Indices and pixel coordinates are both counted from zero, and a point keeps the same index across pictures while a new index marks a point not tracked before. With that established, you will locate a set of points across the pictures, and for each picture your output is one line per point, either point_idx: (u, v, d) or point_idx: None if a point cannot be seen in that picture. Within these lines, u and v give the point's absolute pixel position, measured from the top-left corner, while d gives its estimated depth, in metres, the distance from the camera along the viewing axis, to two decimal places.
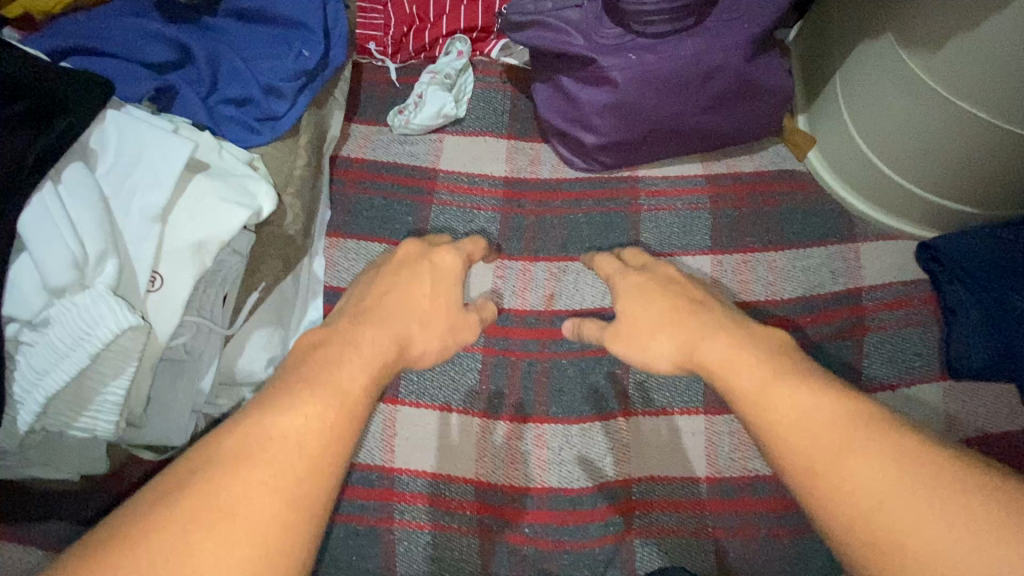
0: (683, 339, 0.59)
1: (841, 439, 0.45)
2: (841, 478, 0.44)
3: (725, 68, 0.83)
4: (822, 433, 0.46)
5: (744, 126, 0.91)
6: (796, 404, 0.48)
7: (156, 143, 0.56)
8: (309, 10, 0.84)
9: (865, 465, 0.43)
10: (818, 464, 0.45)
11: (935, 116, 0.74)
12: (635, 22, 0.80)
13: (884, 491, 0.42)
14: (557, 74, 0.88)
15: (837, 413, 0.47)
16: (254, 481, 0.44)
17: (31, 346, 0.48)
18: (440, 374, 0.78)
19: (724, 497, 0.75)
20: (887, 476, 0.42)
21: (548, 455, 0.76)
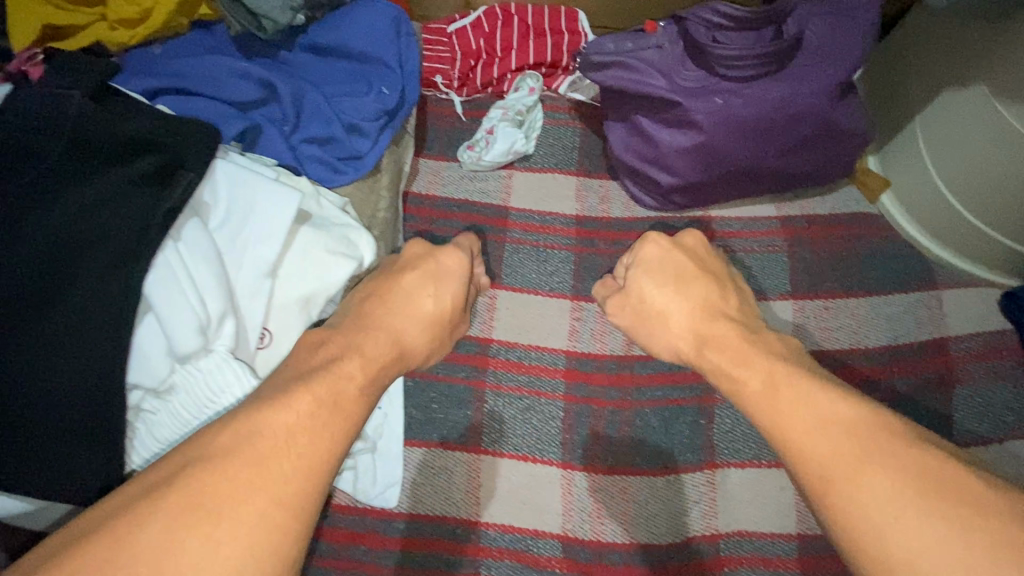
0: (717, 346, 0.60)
1: (856, 451, 0.45)
2: (854, 491, 0.43)
3: (811, 113, 0.83)
4: (840, 444, 0.46)
5: (820, 169, 0.89)
6: (805, 420, 0.48)
7: (268, 198, 0.54)
8: (385, 46, 0.84)
9: (880, 481, 0.43)
10: (835, 472, 0.45)
11: (988, 150, 0.76)
12: (720, 66, 0.80)
13: (892, 505, 0.41)
14: (634, 114, 0.87)
15: (855, 434, 0.45)
16: (240, 478, 0.41)
17: (154, 414, 0.49)
18: (523, 422, 0.76)
19: (815, 556, 0.73)
20: (901, 490, 0.42)
21: (634, 510, 0.74)
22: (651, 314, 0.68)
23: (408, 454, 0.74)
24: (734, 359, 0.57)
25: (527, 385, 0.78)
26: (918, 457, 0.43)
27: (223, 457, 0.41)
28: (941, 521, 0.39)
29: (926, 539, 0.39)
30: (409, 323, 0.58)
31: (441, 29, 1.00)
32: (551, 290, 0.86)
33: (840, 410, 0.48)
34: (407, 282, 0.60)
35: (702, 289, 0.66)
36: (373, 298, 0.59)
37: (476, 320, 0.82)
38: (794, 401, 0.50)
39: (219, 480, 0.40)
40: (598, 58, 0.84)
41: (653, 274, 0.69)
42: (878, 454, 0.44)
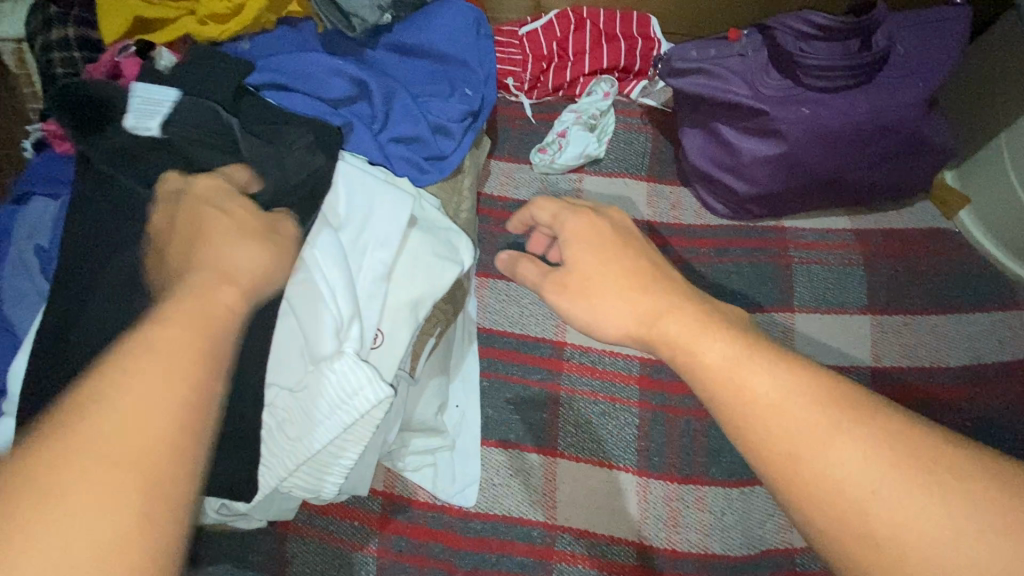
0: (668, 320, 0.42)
1: (820, 421, 0.32)
2: (822, 467, 0.31)
3: (898, 126, 0.82)
4: (804, 415, 0.33)
5: (896, 183, 0.88)
6: (759, 399, 0.34)
7: (391, 206, 0.60)
8: (468, 48, 0.85)
9: (854, 452, 0.31)
10: (803, 448, 0.32)
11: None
12: (805, 75, 0.80)
13: (875, 478, 0.30)
14: (714, 121, 0.87)
15: (824, 401, 0.33)
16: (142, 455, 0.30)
17: (288, 413, 0.53)
18: (598, 427, 0.76)
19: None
20: (879, 461, 0.31)
21: (710, 520, 0.73)
22: (604, 292, 0.44)
23: (484, 453, 0.73)
24: (691, 333, 0.39)
25: (601, 390, 0.78)
26: (887, 420, 0.32)
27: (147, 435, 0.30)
28: (942, 506, 0.29)
29: (913, 513, 0.29)
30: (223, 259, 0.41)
31: (513, 31, 1.00)
32: None
33: (796, 404, 0.33)
34: (216, 224, 0.43)
35: (666, 271, 0.45)
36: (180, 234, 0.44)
37: (549, 322, 0.82)
38: (723, 370, 0.36)
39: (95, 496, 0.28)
40: (680, 64, 0.85)
41: (596, 248, 0.47)
42: (856, 420, 0.32)
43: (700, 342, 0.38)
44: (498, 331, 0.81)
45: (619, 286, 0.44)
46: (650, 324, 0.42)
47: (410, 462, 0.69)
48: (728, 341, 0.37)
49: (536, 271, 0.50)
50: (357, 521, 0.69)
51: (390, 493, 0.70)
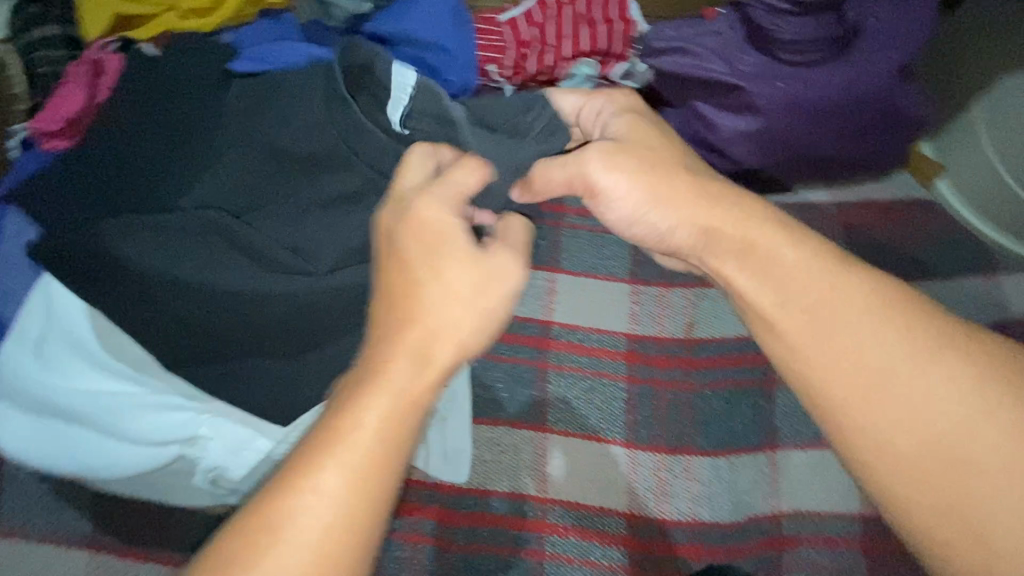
0: (706, 230, 0.56)
1: (872, 339, 0.51)
2: (901, 381, 0.49)
3: (873, 97, 0.83)
4: (889, 345, 0.50)
5: (873, 154, 0.90)
6: (833, 289, 0.52)
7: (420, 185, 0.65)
8: (448, 34, 0.87)
9: (923, 378, 0.49)
10: (870, 361, 0.50)
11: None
12: (781, 50, 0.83)
13: (913, 384, 0.49)
14: (693, 99, 0.88)
15: (896, 329, 0.51)
16: (330, 497, 0.41)
17: None
18: (587, 402, 0.77)
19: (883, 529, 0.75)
20: (934, 385, 0.48)
21: (699, 489, 0.75)
22: (660, 193, 0.57)
23: (475, 431, 0.74)
24: (732, 252, 0.55)
25: (589, 366, 0.79)
26: (969, 352, 0.49)
27: (329, 462, 0.42)
28: (917, 407, 0.49)
29: (925, 411, 0.49)
30: (421, 335, 0.46)
31: (492, 19, 1.01)
32: (608, 275, 0.85)
33: (865, 294, 0.52)
34: (428, 291, 0.47)
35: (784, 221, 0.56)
36: (395, 264, 0.49)
37: (537, 302, 0.82)
38: (796, 263, 0.53)
39: (306, 520, 0.41)
40: (659, 43, 0.88)
41: (627, 152, 0.58)
42: (939, 351, 0.49)
43: (763, 234, 0.54)
44: None
45: (681, 190, 0.56)
46: (721, 219, 0.55)
47: None
48: (816, 270, 0.53)
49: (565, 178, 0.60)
50: None
51: None
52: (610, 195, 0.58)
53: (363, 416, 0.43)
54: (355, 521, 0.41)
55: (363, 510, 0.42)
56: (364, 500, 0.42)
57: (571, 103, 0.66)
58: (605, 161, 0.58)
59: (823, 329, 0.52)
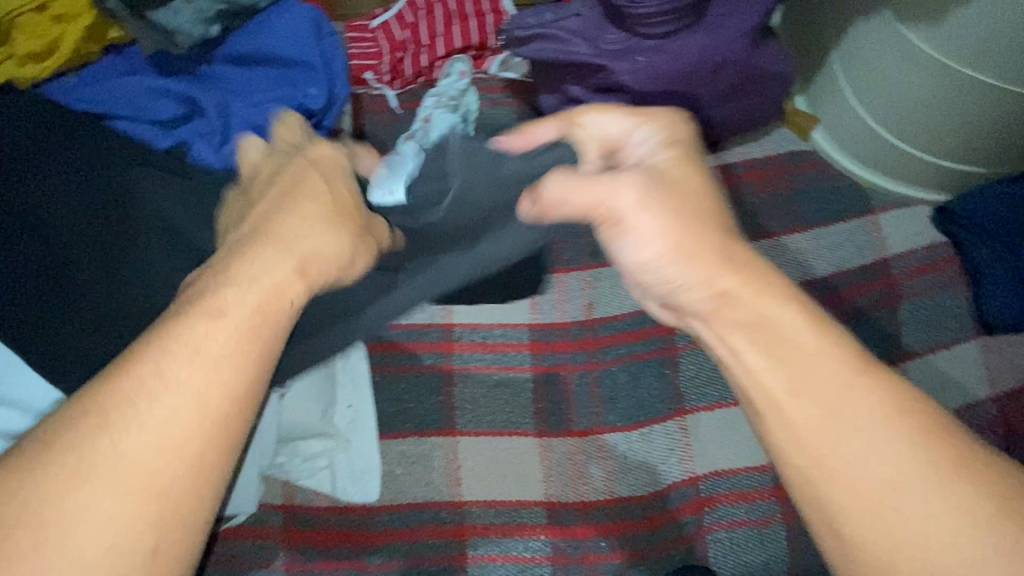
0: (721, 284, 0.44)
1: (900, 465, 0.38)
2: (921, 520, 0.37)
3: (733, 60, 0.85)
4: (918, 467, 0.38)
5: (742, 115, 0.93)
6: (843, 396, 0.40)
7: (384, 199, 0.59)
8: (307, 46, 0.84)
9: (955, 531, 0.36)
10: (888, 476, 0.38)
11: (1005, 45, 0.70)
12: (637, 24, 0.82)
13: (945, 535, 0.36)
14: (564, 84, 0.89)
15: (930, 456, 0.38)
16: (182, 381, 0.39)
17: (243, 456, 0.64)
18: (493, 399, 0.76)
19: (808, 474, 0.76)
20: (969, 542, 0.36)
21: (613, 465, 0.75)
22: (684, 242, 0.45)
23: (383, 447, 0.73)
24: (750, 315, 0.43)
25: (494, 362, 0.78)
26: None
27: (182, 344, 0.40)
28: (945, 559, 0.36)
29: (954, 570, 0.36)
30: (252, 295, 0.43)
31: (365, 25, 1.02)
32: None
33: (874, 394, 0.40)
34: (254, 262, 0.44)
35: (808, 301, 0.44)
36: (278, 188, 0.50)
37: (434, 306, 0.80)
38: (813, 353, 0.42)
39: (155, 403, 0.38)
40: (521, 32, 0.86)
41: (664, 195, 0.47)
42: (988, 503, 0.36)
43: (781, 309, 0.43)
44: (385, 324, 0.78)
45: (713, 240, 0.45)
46: (736, 281, 0.44)
47: (302, 470, 0.70)
48: (841, 360, 0.41)
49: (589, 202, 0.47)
50: (261, 538, 0.69)
51: (291, 505, 0.70)
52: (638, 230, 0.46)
53: (137, 423, 0.38)
54: (211, 413, 0.39)
55: (220, 405, 0.40)
56: (221, 391, 0.40)
57: (615, 127, 0.53)
58: (643, 197, 0.46)
59: (840, 433, 0.40)
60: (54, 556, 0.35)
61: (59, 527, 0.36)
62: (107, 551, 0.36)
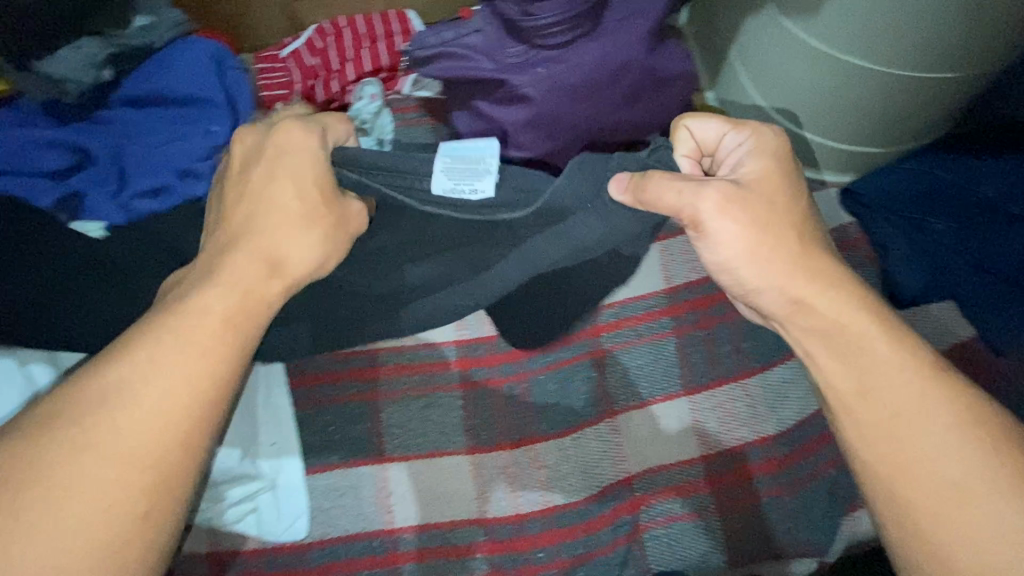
0: (803, 302, 0.55)
1: (953, 454, 0.51)
2: (970, 506, 0.50)
3: (631, 64, 0.86)
4: (962, 459, 0.51)
5: (654, 116, 0.95)
6: (922, 406, 0.53)
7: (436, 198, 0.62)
8: (205, 83, 0.82)
9: (989, 512, 0.49)
10: (941, 465, 0.51)
11: (870, 33, 0.74)
12: (536, 37, 0.82)
13: (988, 513, 0.49)
14: (472, 100, 0.90)
15: (974, 450, 0.51)
16: (172, 367, 0.51)
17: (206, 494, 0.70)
18: (421, 421, 0.76)
19: (828, 430, 0.79)
20: (1002, 522, 0.49)
21: (547, 475, 0.76)
22: (763, 252, 0.55)
23: (310, 482, 0.72)
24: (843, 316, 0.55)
25: (421, 384, 0.77)
26: None
27: (172, 337, 0.52)
28: (983, 530, 0.49)
29: (990, 537, 0.49)
30: (250, 282, 0.56)
31: (275, 55, 1.01)
32: None
33: (913, 373, 0.54)
34: (235, 265, 0.56)
35: (883, 315, 0.56)
36: (247, 195, 0.58)
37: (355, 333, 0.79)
38: (886, 359, 0.54)
39: (147, 385, 0.50)
40: (420, 52, 0.89)
41: (747, 202, 0.54)
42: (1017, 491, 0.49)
43: (850, 317, 0.55)
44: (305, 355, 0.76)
45: (783, 257, 0.55)
46: (818, 293, 0.55)
47: (229, 513, 0.69)
48: (913, 372, 0.54)
49: (671, 194, 0.54)
50: None
51: (216, 552, 0.69)
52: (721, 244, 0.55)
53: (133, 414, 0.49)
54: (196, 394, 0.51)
55: (205, 388, 0.51)
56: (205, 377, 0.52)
57: (712, 132, 0.60)
58: (721, 202, 0.54)
59: (904, 433, 0.53)
60: (63, 507, 0.45)
61: (61, 499, 0.46)
62: (106, 499, 0.47)
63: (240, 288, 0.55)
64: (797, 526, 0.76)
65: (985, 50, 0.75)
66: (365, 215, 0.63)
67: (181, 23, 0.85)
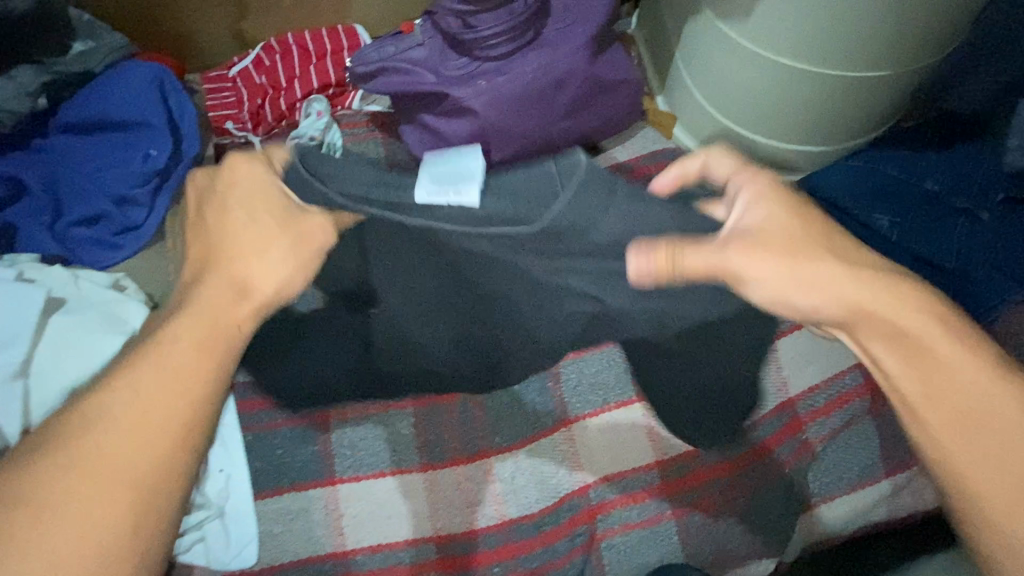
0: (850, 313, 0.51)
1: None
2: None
3: (574, 73, 0.87)
4: None
5: (603, 122, 0.95)
6: (999, 410, 0.47)
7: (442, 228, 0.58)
8: (144, 106, 0.81)
9: None
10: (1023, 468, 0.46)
11: (804, 34, 0.75)
12: (477, 48, 0.84)
13: None
14: (418, 113, 0.90)
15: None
16: (148, 389, 0.48)
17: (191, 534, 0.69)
18: (373, 440, 0.75)
19: (794, 422, 0.79)
20: None
21: (502, 488, 0.75)
22: (802, 278, 0.50)
23: (260, 508, 0.71)
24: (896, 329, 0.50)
25: (372, 403, 0.77)
26: None
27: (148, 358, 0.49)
28: None
29: None
30: (210, 303, 0.51)
31: (223, 75, 1.00)
32: None
33: (977, 368, 0.48)
34: (209, 288, 0.52)
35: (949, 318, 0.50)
36: (208, 225, 0.55)
37: None
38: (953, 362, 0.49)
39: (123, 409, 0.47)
40: (364, 67, 0.87)
41: (765, 236, 0.51)
42: None
43: (922, 326, 0.49)
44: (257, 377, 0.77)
45: (819, 278, 0.50)
46: (874, 303, 0.50)
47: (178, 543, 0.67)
48: (981, 368, 0.48)
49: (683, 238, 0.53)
50: None
51: None
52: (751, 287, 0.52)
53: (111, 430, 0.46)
54: (166, 419, 0.47)
55: (188, 407, 0.48)
56: (182, 398, 0.48)
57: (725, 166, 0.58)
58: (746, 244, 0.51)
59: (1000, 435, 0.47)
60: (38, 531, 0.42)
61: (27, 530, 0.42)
62: (87, 524, 0.43)
63: (215, 308, 0.51)
64: (754, 530, 0.76)
65: (916, 47, 0.76)
66: (330, 228, 0.56)
67: (122, 48, 0.85)
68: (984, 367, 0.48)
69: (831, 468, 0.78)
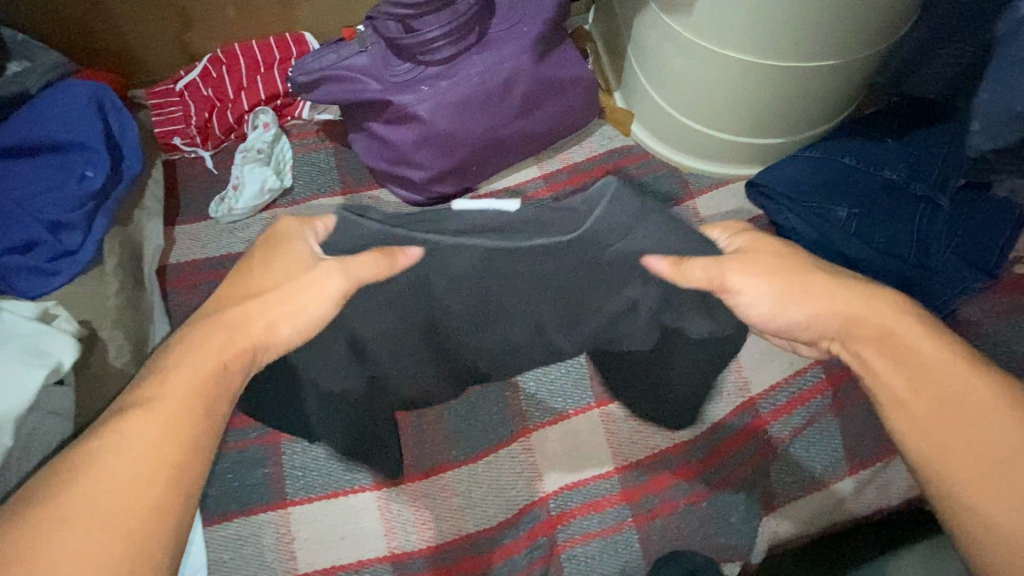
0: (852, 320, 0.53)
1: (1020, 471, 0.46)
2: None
3: (520, 74, 0.85)
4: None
5: (557, 122, 0.94)
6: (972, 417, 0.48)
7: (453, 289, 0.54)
8: (79, 127, 0.79)
9: None
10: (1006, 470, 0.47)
11: (753, 27, 0.73)
12: (419, 53, 0.81)
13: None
14: (365, 122, 0.88)
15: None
16: (143, 435, 0.46)
17: None
18: (324, 460, 0.74)
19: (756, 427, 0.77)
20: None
21: (459, 502, 0.74)
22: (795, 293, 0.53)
23: (209, 534, 0.70)
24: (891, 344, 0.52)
25: None
26: None
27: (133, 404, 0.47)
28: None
29: None
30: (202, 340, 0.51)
31: (169, 89, 0.98)
32: None
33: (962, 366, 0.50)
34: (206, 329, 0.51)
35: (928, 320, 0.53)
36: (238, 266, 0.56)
37: None
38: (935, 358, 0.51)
39: (120, 458, 0.45)
40: (305, 77, 0.85)
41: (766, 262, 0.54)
42: None
43: (899, 323, 0.53)
44: None
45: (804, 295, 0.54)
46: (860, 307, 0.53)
47: None
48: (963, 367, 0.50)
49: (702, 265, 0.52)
50: None
51: None
52: (747, 303, 0.53)
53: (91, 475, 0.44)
54: (167, 464, 0.45)
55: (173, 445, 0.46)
56: (177, 436, 0.47)
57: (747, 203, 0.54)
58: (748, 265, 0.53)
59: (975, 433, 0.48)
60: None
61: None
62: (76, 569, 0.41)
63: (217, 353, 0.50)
64: (718, 535, 0.74)
65: (870, 34, 0.74)
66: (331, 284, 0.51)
67: (60, 65, 0.85)
68: (961, 363, 0.50)
69: (796, 467, 0.76)
